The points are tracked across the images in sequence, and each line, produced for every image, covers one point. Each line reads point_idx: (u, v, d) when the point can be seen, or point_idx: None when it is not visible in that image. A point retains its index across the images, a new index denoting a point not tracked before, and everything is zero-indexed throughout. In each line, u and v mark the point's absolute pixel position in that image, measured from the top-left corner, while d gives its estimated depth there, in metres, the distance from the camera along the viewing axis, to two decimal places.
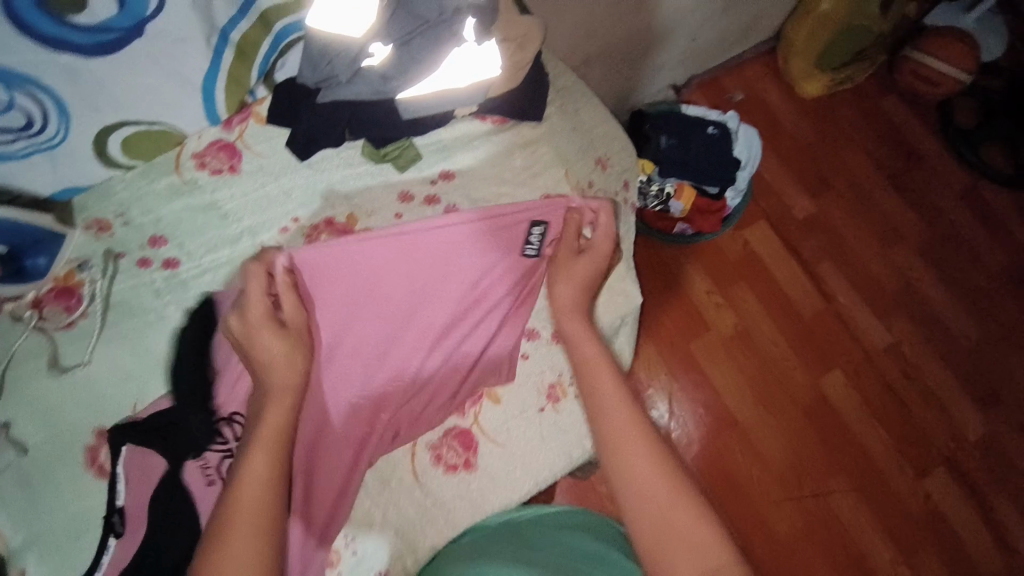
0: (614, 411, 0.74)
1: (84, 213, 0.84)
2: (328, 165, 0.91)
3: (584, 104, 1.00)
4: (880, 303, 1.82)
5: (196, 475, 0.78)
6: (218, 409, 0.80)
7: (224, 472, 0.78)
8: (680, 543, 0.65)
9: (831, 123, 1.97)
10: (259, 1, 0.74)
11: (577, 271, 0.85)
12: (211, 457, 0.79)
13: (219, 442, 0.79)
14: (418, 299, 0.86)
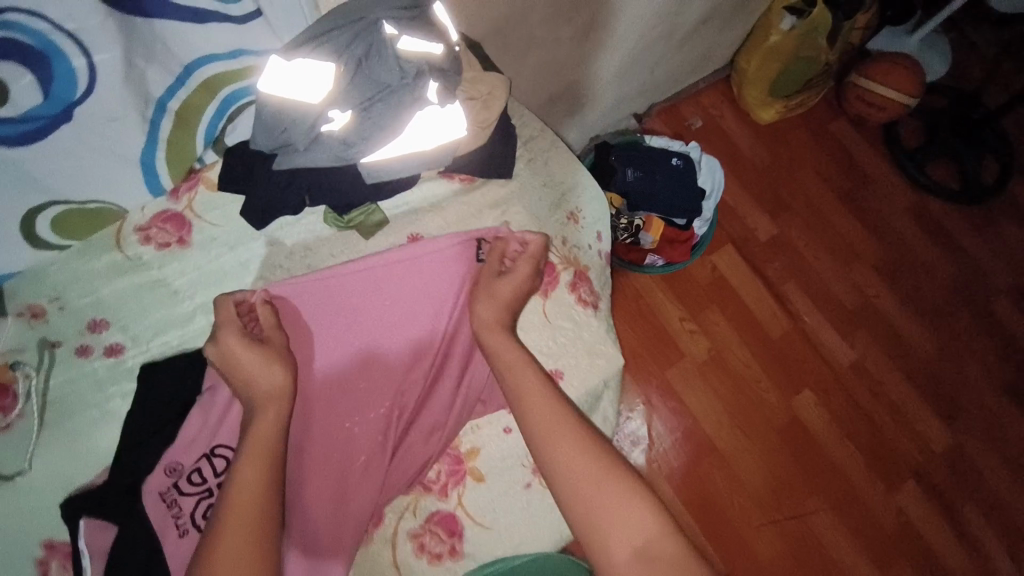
0: (534, 396, 0.68)
1: (16, 300, 0.77)
2: (287, 235, 0.86)
3: (553, 155, 0.98)
4: (844, 321, 1.86)
5: (167, 527, 0.69)
6: (184, 460, 0.72)
7: (198, 520, 0.69)
8: (612, 524, 0.59)
9: (786, 147, 2.03)
10: (201, 69, 0.71)
11: (502, 290, 0.78)
12: (184, 504, 0.70)
13: (195, 484, 0.71)
14: (371, 350, 0.79)
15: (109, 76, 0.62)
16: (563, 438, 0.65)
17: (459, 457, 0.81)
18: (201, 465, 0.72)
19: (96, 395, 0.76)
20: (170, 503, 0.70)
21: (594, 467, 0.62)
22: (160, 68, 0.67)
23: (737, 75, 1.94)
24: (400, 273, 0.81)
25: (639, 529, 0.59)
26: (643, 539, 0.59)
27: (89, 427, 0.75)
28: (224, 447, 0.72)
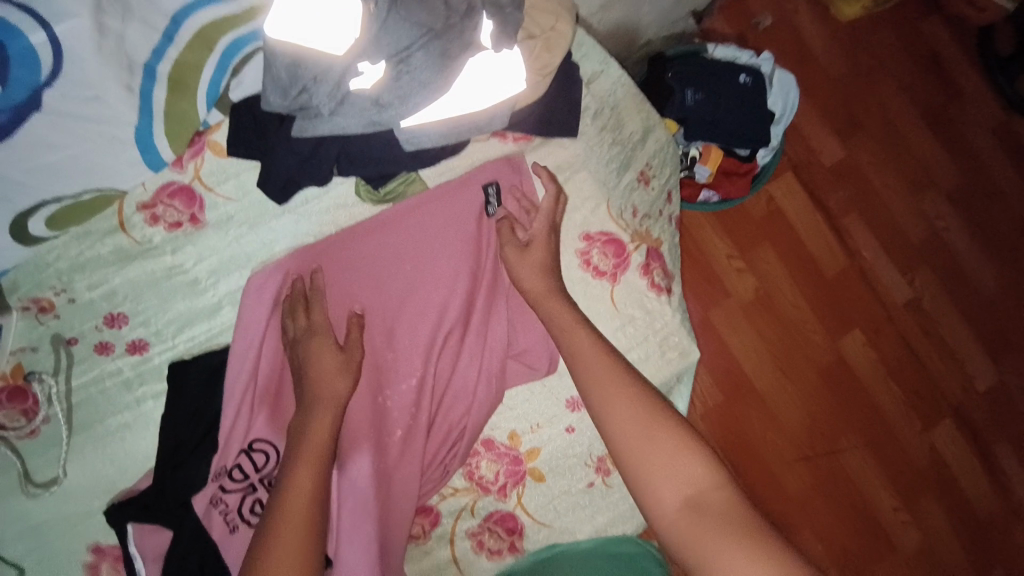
0: (582, 341, 0.64)
1: (17, 292, 0.67)
2: (313, 209, 0.74)
3: (622, 97, 0.81)
4: (904, 256, 1.72)
5: (217, 524, 0.66)
6: (222, 460, 0.67)
7: (247, 513, 0.66)
8: (659, 469, 0.54)
9: (865, 50, 1.74)
10: (187, 19, 0.54)
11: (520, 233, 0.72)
12: (229, 500, 0.66)
13: (237, 479, 0.67)
14: (393, 320, 0.72)
15: (80, 49, 0.49)
16: (610, 381, 0.59)
17: (518, 459, 0.76)
18: (241, 459, 0.67)
19: (124, 395, 0.70)
20: (215, 500, 0.66)
21: (639, 409, 0.57)
22: (142, 25, 0.52)
23: None
24: (416, 229, 0.73)
25: (688, 477, 0.53)
26: (693, 487, 0.53)
27: (121, 429, 0.69)
28: (263, 441, 0.68)
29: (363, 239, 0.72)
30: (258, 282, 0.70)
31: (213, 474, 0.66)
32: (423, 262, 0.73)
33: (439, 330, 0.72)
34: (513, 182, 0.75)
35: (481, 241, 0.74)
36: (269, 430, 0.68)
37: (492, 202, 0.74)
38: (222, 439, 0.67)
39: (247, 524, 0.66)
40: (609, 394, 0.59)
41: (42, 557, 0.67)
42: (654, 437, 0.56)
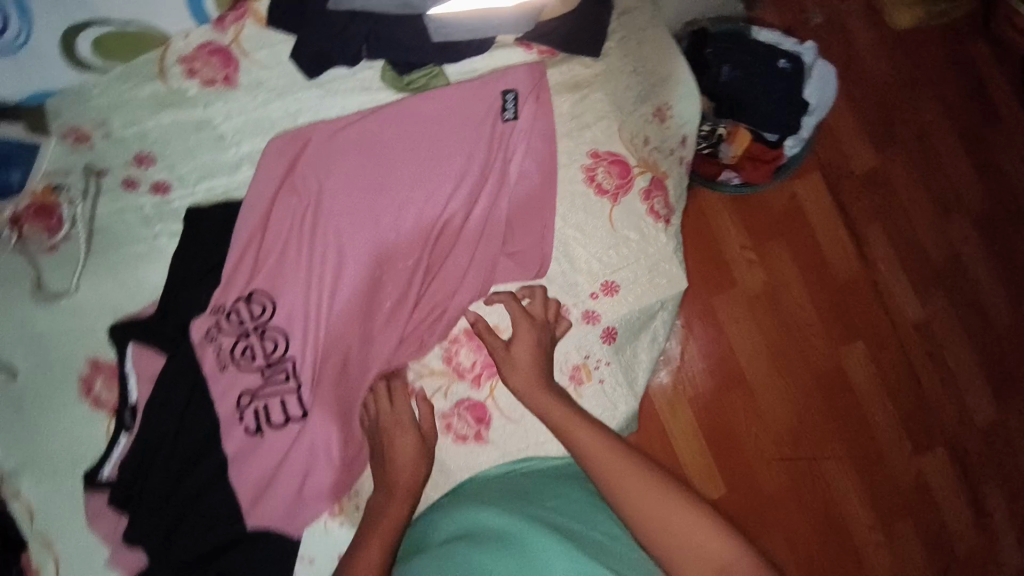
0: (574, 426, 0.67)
1: (59, 119, 0.72)
2: (340, 87, 0.77)
3: (650, 34, 0.84)
4: (919, 276, 1.70)
5: (210, 360, 0.71)
6: (222, 301, 0.72)
7: (236, 355, 0.72)
8: (677, 553, 0.56)
9: (913, 63, 1.72)
10: None
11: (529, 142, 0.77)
12: (224, 340, 0.71)
13: (234, 323, 0.72)
14: (397, 201, 0.74)
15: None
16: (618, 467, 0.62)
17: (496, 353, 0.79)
18: (238, 305, 0.72)
19: (143, 230, 0.75)
20: (211, 337, 0.71)
21: (644, 487, 0.60)
22: None
23: None
24: (430, 119, 0.76)
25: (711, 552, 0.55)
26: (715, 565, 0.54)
27: (136, 260, 0.74)
28: (261, 293, 0.72)
29: (379, 124, 0.75)
30: (273, 145, 0.75)
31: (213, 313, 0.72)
32: (433, 151, 0.75)
33: (434, 219, 0.75)
34: (531, 94, 0.76)
35: (490, 138, 0.76)
36: (268, 282, 0.73)
37: (509, 109, 0.76)
38: (225, 283, 0.72)
39: (237, 364, 0.72)
40: (614, 476, 0.61)
41: (45, 363, 0.73)
42: (668, 519, 0.58)
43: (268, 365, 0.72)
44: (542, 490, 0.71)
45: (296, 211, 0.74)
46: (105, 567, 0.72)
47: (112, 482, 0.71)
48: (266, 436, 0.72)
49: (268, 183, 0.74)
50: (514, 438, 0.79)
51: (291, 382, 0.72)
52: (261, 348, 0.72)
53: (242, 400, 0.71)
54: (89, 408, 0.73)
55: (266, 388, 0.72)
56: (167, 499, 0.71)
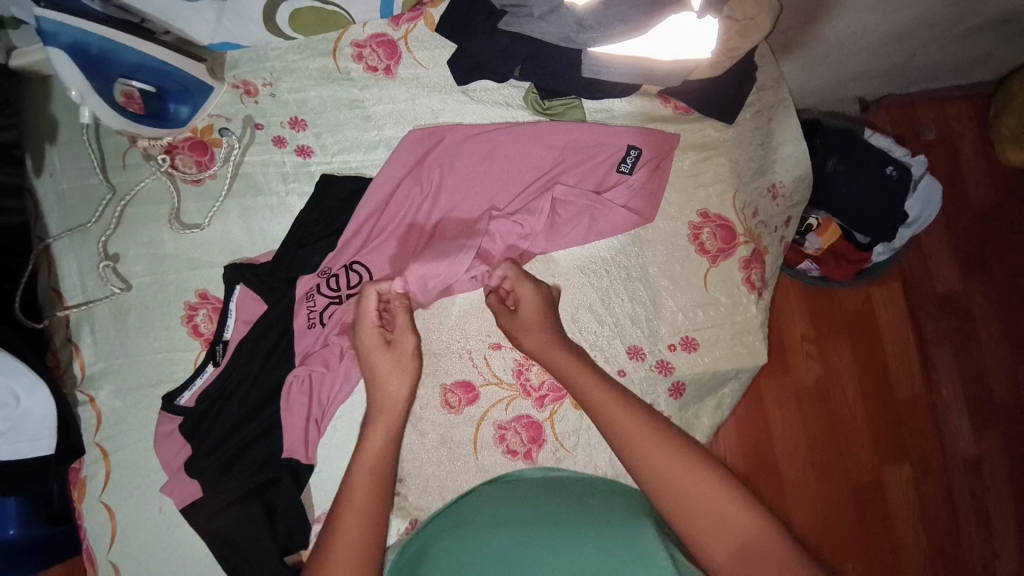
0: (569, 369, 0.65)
1: (234, 71, 0.80)
2: (484, 97, 0.82)
3: (781, 114, 0.86)
4: (979, 410, 1.65)
5: (301, 316, 0.75)
6: (328, 262, 0.76)
7: (326, 318, 0.75)
8: (691, 507, 0.51)
9: (1019, 199, 1.69)
10: None
11: (646, 188, 0.79)
12: (319, 301, 0.75)
13: (330, 289, 0.76)
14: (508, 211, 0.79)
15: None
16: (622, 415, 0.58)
17: None
18: (341, 272, 0.76)
19: (278, 185, 0.80)
20: (309, 296, 0.75)
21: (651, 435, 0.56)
22: None
23: (1000, 97, 1.64)
24: (558, 142, 0.80)
25: (731, 525, 0.50)
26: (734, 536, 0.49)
27: (265, 209, 0.79)
28: (364, 264, 0.76)
29: (512, 138, 0.80)
30: (407, 140, 0.79)
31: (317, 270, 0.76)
32: (552, 174, 0.80)
33: (542, 235, 0.78)
34: (655, 152, 0.79)
35: (604, 175, 0.80)
36: (372, 255, 0.77)
37: (627, 163, 0.79)
38: (336, 247, 0.76)
39: (324, 326, 0.75)
40: (612, 422, 0.58)
41: (156, 282, 0.77)
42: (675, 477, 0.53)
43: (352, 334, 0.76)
44: (585, 500, 0.66)
45: (414, 198, 0.79)
46: (156, 482, 0.76)
47: (189, 410, 0.74)
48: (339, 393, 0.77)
49: (396, 166, 0.79)
50: (558, 464, 0.80)
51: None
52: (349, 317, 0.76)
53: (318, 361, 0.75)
54: (188, 333, 0.77)
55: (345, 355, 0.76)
56: (235, 434, 0.74)
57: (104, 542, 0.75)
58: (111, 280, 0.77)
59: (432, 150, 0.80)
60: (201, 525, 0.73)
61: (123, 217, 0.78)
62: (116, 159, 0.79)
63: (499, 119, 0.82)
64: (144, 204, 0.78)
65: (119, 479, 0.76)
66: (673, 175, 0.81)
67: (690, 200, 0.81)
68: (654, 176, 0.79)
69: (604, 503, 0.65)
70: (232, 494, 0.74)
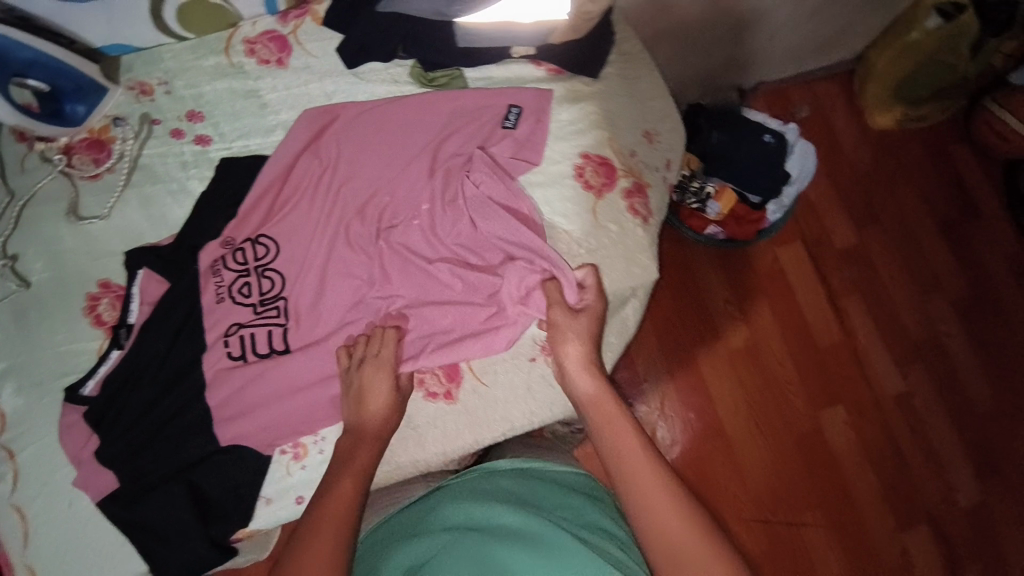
0: (625, 436, 0.72)
1: (129, 74, 0.84)
2: (373, 78, 0.88)
3: (645, 74, 0.97)
4: (899, 350, 1.75)
5: (209, 290, 0.79)
6: (231, 236, 0.80)
7: (234, 290, 0.79)
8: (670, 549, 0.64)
9: (893, 158, 1.90)
10: None
11: (526, 141, 0.87)
12: (226, 276, 0.79)
13: (237, 261, 0.80)
14: (406, 168, 0.85)
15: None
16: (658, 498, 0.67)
17: None
18: (245, 246, 0.80)
19: (178, 173, 0.83)
20: (215, 271, 0.79)
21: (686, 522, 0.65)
22: None
23: (862, 69, 1.86)
24: (444, 109, 0.87)
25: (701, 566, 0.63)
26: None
27: (167, 196, 0.82)
28: (267, 237, 0.81)
29: (400, 105, 0.86)
30: (300, 119, 0.85)
31: (221, 245, 0.80)
32: (443, 136, 0.86)
33: (439, 192, 0.84)
34: (532, 109, 0.88)
35: (489, 133, 0.87)
36: (276, 225, 0.82)
37: (509, 121, 0.87)
38: (241, 219, 0.81)
39: (233, 298, 0.79)
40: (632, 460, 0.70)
41: (58, 276, 0.78)
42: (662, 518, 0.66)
43: (262, 302, 0.80)
44: (547, 496, 0.77)
45: (314, 170, 0.84)
46: (67, 474, 0.76)
47: (94, 397, 0.76)
48: (251, 363, 0.78)
49: (293, 144, 0.84)
50: (478, 397, 0.83)
51: (281, 318, 0.79)
52: (257, 286, 0.80)
53: (231, 330, 0.78)
54: (90, 322, 0.78)
55: (257, 321, 0.79)
56: (151, 412, 0.76)
57: (20, 543, 0.75)
58: (8, 278, 0.77)
59: (327, 127, 0.85)
60: (122, 510, 0.75)
61: (23, 218, 0.79)
62: (15, 165, 0.81)
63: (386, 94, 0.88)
64: (42, 204, 0.79)
65: (28, 477, 0.75)
66: (551, 126, 0.88)
67: (574, 146, 0.88)
68: (536, 132, 0.88)
69: (549, 499, 0.77)
70: (149, 471, 0.75)
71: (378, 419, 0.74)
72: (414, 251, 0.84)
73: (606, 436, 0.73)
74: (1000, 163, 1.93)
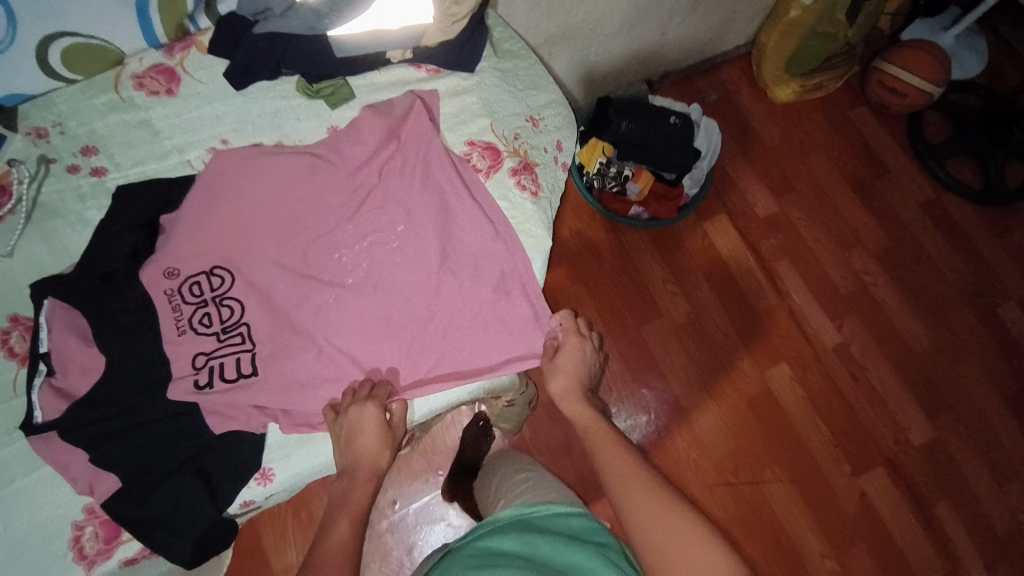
0: (613, 456, 0.83)
1: (25, 121, 0.87)
2: (262, 96, 0.93)
3: (524, 65, 1.05)
4: (834, 304, 1.83)
5: (168, 324, 0.80)
6: (179, 272, 0.82)
7: (195, 321, 0.80)
8: (671, 551, 0.72)
9: (799, 127, 2.04)
10: None
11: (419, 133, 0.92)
12: (185, 309, 0.80)
13: (195, 294, 0.81)
14: (383, 226, 0.86)
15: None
16: (644, 495, 0.77)
17: None
18: (201, 278, 0.82)
19: (76, 205, 0.85)
20: (174, 307, 0.80)
21: (667, 503, 0.76)
22: None
23: (756, 53, 2.00)
24: (393, 138, 0.89)
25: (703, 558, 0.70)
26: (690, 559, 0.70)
27: (64, 228, 0.84)
28: (222, 268, 0.83)
29: (353, 169, 0.88)
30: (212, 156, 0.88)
31: (175, 281, 0.81)
32: (399, 167, 0.88)
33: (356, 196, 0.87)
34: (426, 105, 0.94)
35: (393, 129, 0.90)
36: (210, 250, 0.83)
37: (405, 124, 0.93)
38: (174, 257, 0.82)
39: (195, 330, 0.80)
40: (620, 479, 0.80)
41: None
42: (666, 522, 0.74)
43: (225, 330, 0.81)
44: (549, 551, 0.74)
45: (221, 194, 0.84)
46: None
47: (52, 421, 0.74)
48: (214, 390, 0.78)
49: (202, 173, 0.86)
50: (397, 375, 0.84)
51: (247, 343, 0.81)
52: (217, 315, 0.81)
53: (198, 361, 0.79)
54: (2, 355, 0.78)
55: (223, 349, 0.80)
56: (74, 443, 0.74)
57: None
58: None
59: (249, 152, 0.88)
60: (127, 513, 0.74)
61: None
62: None
63: (288, 116, 0.93)
64: None
65: None
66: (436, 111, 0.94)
67: (457, 137, 0.94)
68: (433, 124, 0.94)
69: (554, 553, 0.74)
70: (145, 466, 0.75)
71: (373, 457, 0.79)
72: (408, 307, 0.84)
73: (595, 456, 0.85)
74: (901, 119, 2.06)
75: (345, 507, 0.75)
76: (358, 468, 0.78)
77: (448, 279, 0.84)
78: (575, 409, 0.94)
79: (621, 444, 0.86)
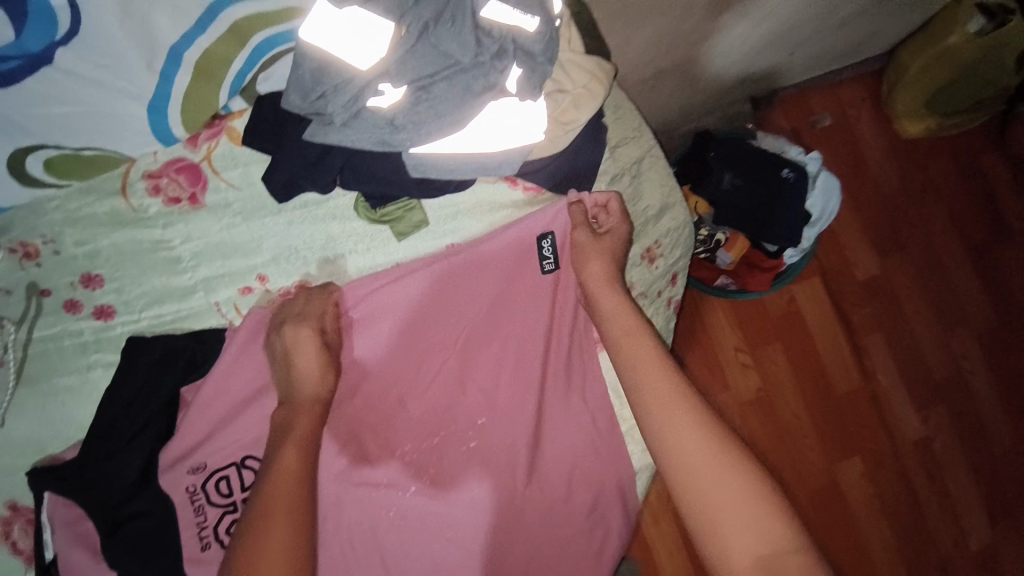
0: (656, 377, 0.59)
1: (7, 234, 0.68)
2: (309, 215, 0.71)
3: (645, 171, 0.81)
4: (921, 392, 1.53)
5: (191, 537, 0.65)
6: (202, 466, 0.66)
7: (222, 531, 0.65)
8: (721, 506, 0.52)
9: (920, 169, 1.56)
10: (187, 52, 0.56)
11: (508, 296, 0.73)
12: (210, 514, 0.65)
13: (222, 495, 0.66)
14: (456, 418, 0.71)
15: (102, 21, 0.49)
16: (701, 446, 0.54)
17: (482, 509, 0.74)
18: (230, 473, 0.66)
19: (80, 359, 0.69)
20: (197, 508, 0.65)
21: (711, 440, 0.55)
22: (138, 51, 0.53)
23: (891, 71, 1.48)
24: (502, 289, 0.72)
25: (763, 531, 0.50)
26: (771, 546, 0.49)
27: (64, 392, 0.69)
28: (255, 459, 0.67)
29: (435, 325, 0.72)
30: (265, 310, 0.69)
31: (199, 476, 0.66)
32: (484, 342, 0.73)
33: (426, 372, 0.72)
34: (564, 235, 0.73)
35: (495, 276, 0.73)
36: (242, 437, 0.67)
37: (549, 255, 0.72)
38: (196, 447, 0.66)
39: (222, 542, 0.64)
40: (650, 389, 0.59)
41: None
42: (719, 469, 0.53)
43: None
44: None
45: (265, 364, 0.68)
46: None
47: None
48: None
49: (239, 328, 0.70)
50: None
51: None
52: None
53: None
54: (4, 554, 0.67)
55: None
56: None
57: None
58: None
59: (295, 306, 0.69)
60: None
61: None
62: None
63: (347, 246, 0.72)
64: None
65: None
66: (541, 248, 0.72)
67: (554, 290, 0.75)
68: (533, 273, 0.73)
69: None
70: None
71: (314, 379, 0.63)
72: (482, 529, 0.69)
73: (625, 363, 0.62)
74: None
75: (287, 439, 0.57)
76: (295, 396, 0.62)
77: (531, 497, 0.70)
78: (612, 302, 0.66)
79: (651, 333, 0.63)
